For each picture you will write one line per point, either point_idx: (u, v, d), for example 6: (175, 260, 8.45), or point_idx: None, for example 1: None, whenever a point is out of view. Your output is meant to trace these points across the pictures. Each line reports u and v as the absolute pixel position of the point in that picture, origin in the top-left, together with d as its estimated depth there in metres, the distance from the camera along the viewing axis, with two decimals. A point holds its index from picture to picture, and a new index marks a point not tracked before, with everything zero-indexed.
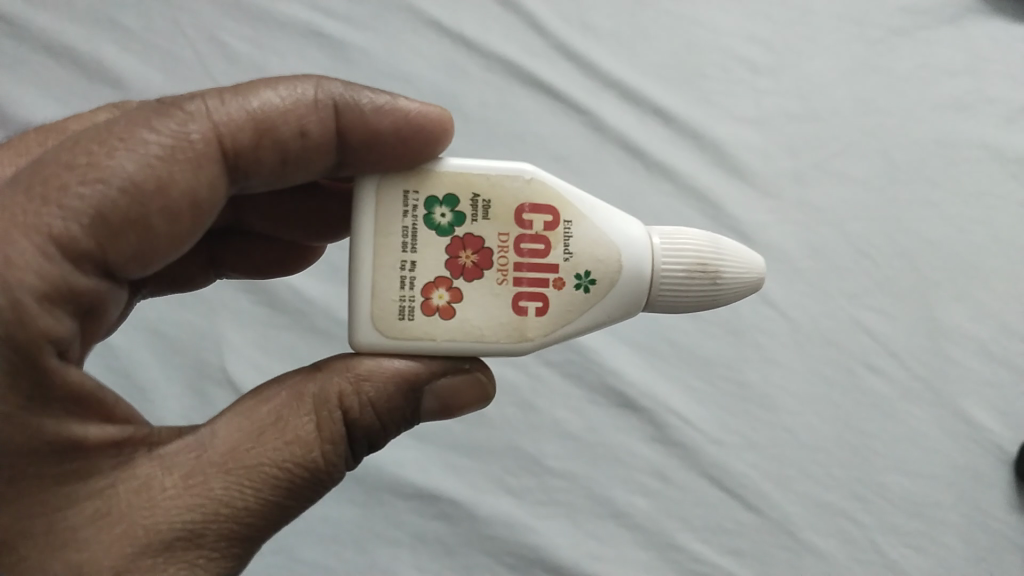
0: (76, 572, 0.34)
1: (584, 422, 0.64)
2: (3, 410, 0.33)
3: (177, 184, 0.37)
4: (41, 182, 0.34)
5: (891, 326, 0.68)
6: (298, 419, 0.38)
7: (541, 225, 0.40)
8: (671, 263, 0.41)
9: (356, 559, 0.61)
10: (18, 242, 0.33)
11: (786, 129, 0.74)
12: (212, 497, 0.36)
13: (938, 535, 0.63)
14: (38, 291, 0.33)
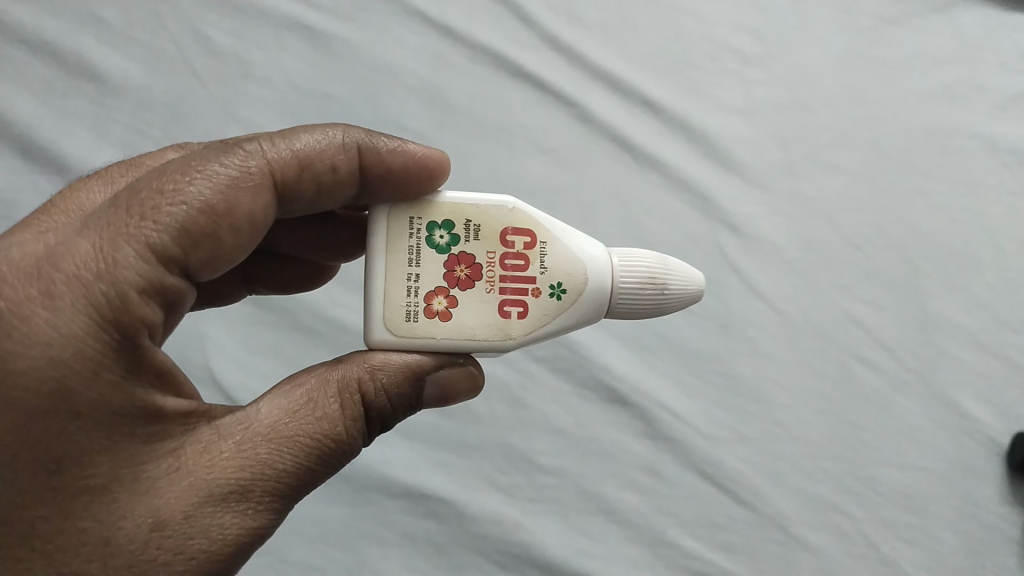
0: (151, 517, 0.34)
1: (574, 418, 0.64)
2: (106, 382, 0.34)
3: (241, 209, 0.37)
4: (132, 202, 0.35)
5: (882, 318, 0.67)
6: (330, 392, 0.38)
7: (514, 241, 0.41)
8: (623, 278, 0.42)
9: (344, 559, 0.60)
10: (121, 248, 0.34)
11: (776, 120, 0.73)
12: (262, 459, 0.36)
13: (931, 528, 0.63)
14: (137, 286, 0.34)
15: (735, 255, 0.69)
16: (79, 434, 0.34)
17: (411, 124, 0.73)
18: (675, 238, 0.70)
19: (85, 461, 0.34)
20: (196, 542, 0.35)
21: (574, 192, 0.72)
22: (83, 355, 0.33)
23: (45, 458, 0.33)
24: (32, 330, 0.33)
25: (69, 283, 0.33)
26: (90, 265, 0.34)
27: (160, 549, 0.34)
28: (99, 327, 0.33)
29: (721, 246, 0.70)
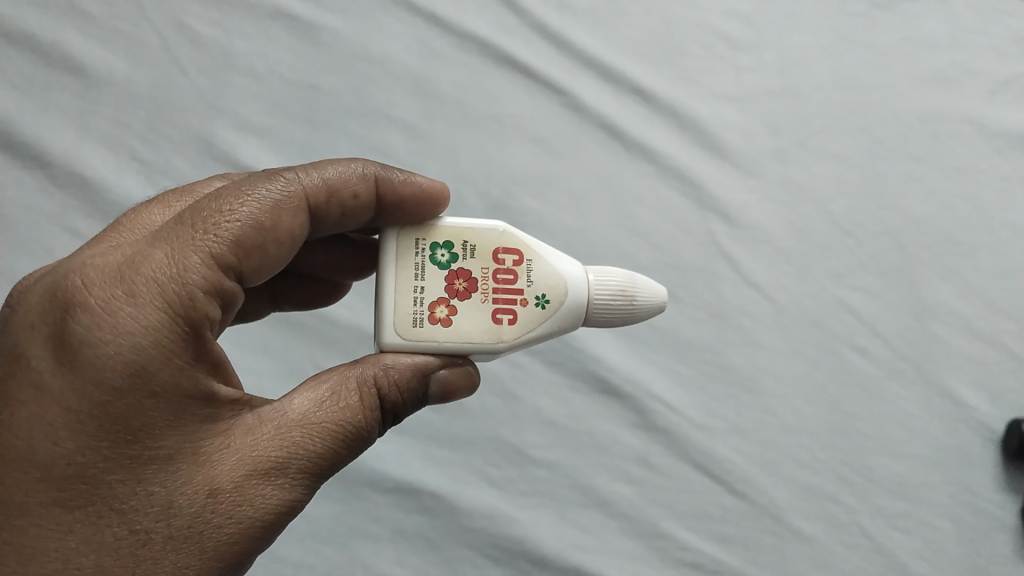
0: (205, 490, 0.35)
1: (567, 411, 0.63)
2: (173, 370, 0.35)
3: (280, 229, 0.39)
4: (195, 217, 0.37)
5: (876, 305, 0.67)
6: (357, 379, 0.39)
7: (499, 254, 0.41)
8: (596, 292, 0.42)
9: (336, 556, 0.59)
10: (187, 256, 0.36)
11: (769, 106, 0.72)
12: (302, 441, 0.37)
13: (926, 517, 0.62)
14: (203, 288, 0.36)
15: (727, 244, 0.69)
16: (152, 409, 0.35)
17: (400, 114, 0.72)
18: (667, 227, 0.70)
19: (153, 433, 0.35)
20: (242, 514, 0.36)
21: (565, 182, 0.71)
22: (159, 347, 0.34)
23: (118, 428, 0.34)
24: (116, 322, 0.34)
25: (146, 282, 0.35)
26: (164, 266, 0.35)
27: (212, 518, 0.35)
28: (174, 325, 0.35)
29: (714, 234, 0.69)
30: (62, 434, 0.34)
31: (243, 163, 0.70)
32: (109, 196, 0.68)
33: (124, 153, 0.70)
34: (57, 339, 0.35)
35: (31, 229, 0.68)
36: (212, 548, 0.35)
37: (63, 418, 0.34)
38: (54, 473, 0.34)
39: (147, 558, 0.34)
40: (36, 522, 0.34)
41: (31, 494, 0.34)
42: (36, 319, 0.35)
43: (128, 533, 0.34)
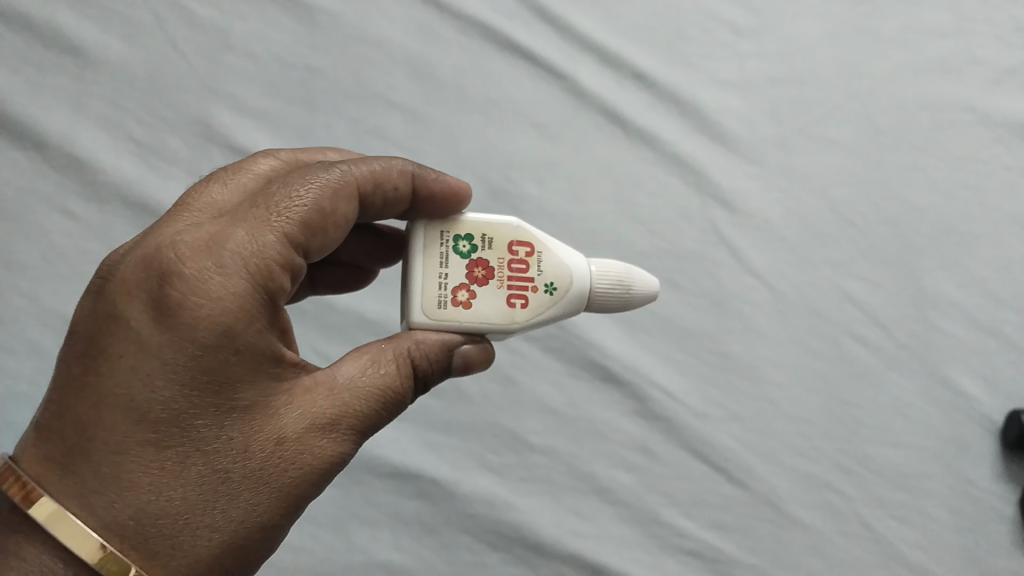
0: (272, 440, 0.38)
1: (567, 398, 0.63)
2: (252, 333, 0.37)
3: (337, 215, 0.41)
4: (268, 201, 0.39)
5: (876, 295, 0.67)
6: (394, 348, 0.40)
7: (509, 247, 0.42)
8: (595, 283, 0.44)
9: (333, 542, 0.59)
10: (265, 236, 0.38)
11: (771, 93, 0.72)
12: (355, 402, 0.39)
13: (925, 506, 0.62)
14: (278, 264, 0.38)
15: (728, 231, 0.68)
16: (235, 366, 0.37)
17: (399, 98, 0.71)
18: (667, 215, 0.69)
19: (235, 387, 0.37)
20: (305, 462, 0.38)
21: (565, 167, 0.70)
22: (243, 311, 0.37)
23: (207, 381, 0.36)
24: (208, 286, 0.37)
25: (233, 254, 0.37)
26: (246, 238, 0.38)
27: (281, 464, 0.38)
28: (255, 294, 0.37)
29: (715, 222, 0.69)
30: (160, 383, 0.36)
31: (241, 146, 0.69)
32: (105, 178, 0.68)
33: (120, 135, 0.69)
34: (153, 299, 0.37)
35: (27, 212, 0.67)
36: (280, 490, 0.38)
37: (161, 369, 0.36)
38: (150, 417, 0.36)
39: (225, 495, 0.37)
40: (133, 461, 0.36)
41: (129, 435, 0.36)
42: (131, 283, 0.38)
43: (211, 472, 0.37)
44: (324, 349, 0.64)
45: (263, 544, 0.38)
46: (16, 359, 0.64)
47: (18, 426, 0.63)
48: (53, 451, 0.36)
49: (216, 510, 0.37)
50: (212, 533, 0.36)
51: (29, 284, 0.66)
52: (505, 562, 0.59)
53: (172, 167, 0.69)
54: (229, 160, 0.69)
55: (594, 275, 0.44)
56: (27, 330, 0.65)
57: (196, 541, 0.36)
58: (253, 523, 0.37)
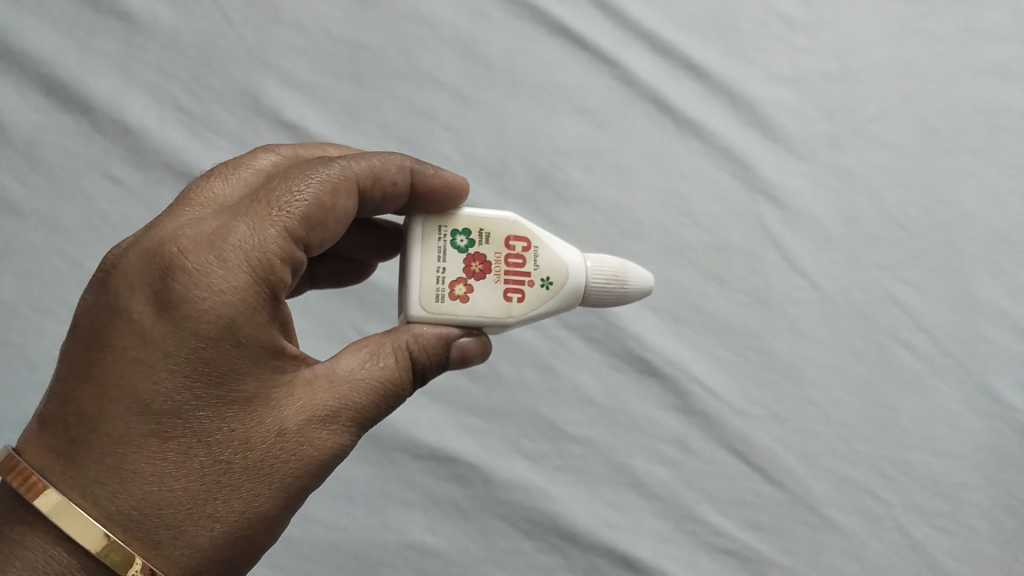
0: (272, 430, 0.37)
1: (605, 388, 0.63)
2: (254, 324, 0.36)
3: (338, 209, 0.40)
4: (270, 196, 0.39)
5: (923, 300, 0.66)
6: (394, 341, 0.40)
7: (505, 242, 0.42)
8: (591, 278, 0.43)
9: (368, 521, 0.59)
10: (266, 230, 0.37)
11: (825, 90, 0.71)
12: (357, 393, 0.38)
13: (963, 516, 0.62)
14: (279, 258, 0.37)
15: (775, 228, 0.67)
16: (237, 358, 0.36)
17: (447, 78, 0.70)
18: (715, 208, 0.68)
19: (236, 378, 0.36)
20: (306, 454, 0.37)
21: (613, 156, 0.70)
22: (245, 304, 0.36)
23: (207, 373, 0.35)
24: (211, 277, 0.36)
25: (238, 247, 0.37)
26: (250, 232, 0.37)
27: (281, 456, 0.37)
28: (259, 287, 0.37)
29: (763, 218, 0.68)
30: (160, 376, 0.35)
31: (288, 120, 0.69)
32: (152, 146, 0.67)
33: (167, 103, 0.68)
34: (156, 291, 0.36)
35: (73, 176, 0.67)
36: (281, 482, 0.37)
37: (161, 362, 0.35)
38: (150, 409, 0.35)
39: (226, 487, 0.36)
40: (133, 451, 0.35)
41: (128, 427, 0.35)
42: (133, 274, 0.37)
43: (212, 463, 0.35)
44: (364, 328, 0.65)
45: (263, 536, 0.37)
46: (59, 324, 0.64)
47: None
48: (50, 444, 0.35)
49: (217, 502, 0.35)
50: (213, 523, 0.35)
51: (73, 249, 0.66)
52: (538, 550, 0.59)
53: (219, 138, 0.68)
54: (277, 134, 0.69)
55: (589, 270, 0.43)
56: (69, 295, 0.65)
57: (198, 534, 0.35)
58: (254, 514, 0.36)
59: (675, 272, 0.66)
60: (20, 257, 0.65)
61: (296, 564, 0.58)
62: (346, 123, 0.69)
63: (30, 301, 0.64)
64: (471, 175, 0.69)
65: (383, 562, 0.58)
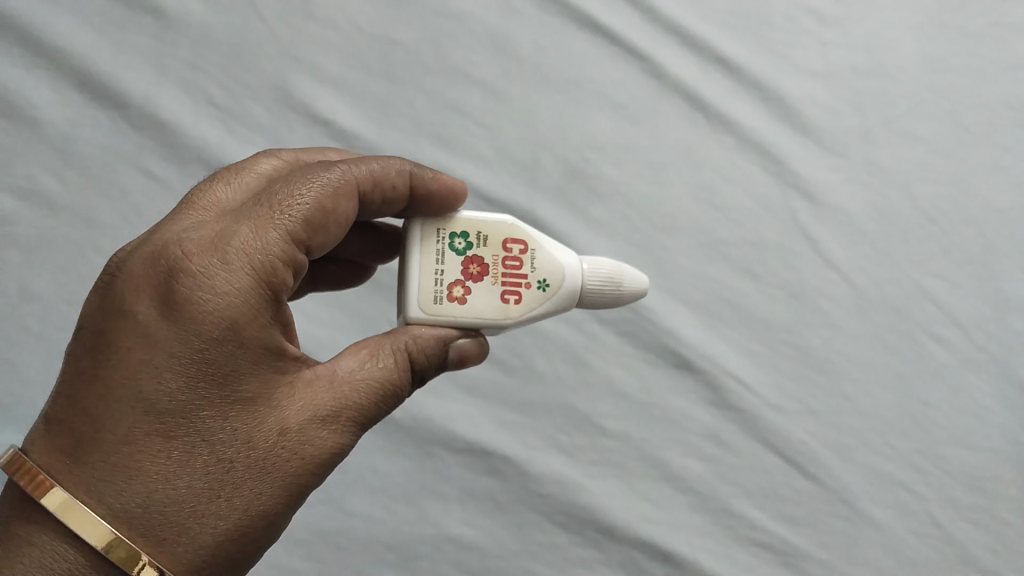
0: (275, 430, 0.37)
1: (639, 382, 0.63)
2: (256, 326, 0.36)
3: (339, 213, 0.40)
4: (271, 200, 0.39)
5: (956, 295, 0.66)
6: (393, 342, 0.40)
7: (503, 244, 0.42)
8: (587, 280, 0.44)
9: (405, 514, 0.59)
10: (268, 233, 0.37)
11: (855, 85, 0.70)
12: (357, 393, 0.38)
13: (998, 510, 0.62)
14: (281, 262, 0.37)
15: (807, 222, 0.67)
16: (239, 359, 0.36)
17: (479, 73, 0.70)
18: (747, 203, 0.68)
19: (239, 378, 0.36)
20: (307, 453, 0.37)
21: (644, 151, 0.69)
22: (247, 305, 0.36)
23: (211, 373, 0.36)
24: (214, 280, 0.36)
25: (240, 250, 0.37)
26: (251, 235, 0.37)
27: (282, 455, 0.37)
28: (260, 288, 0.37)
29: (795, 212, 0.68)
30: (164, 376, 0.35)
31: (320, 115, 0.69)
32: (186, 140, 0.67)
33: (200, 97, 0.68)
34: (160, 292, 0.36)
35: (106, 170, 0.67)
36: (282, 480, 0.37)
37: (166, 363, 0.35)
38: (155, 408, 0.35)
39: (229, 485, 0.36)
40: (138, 451, 0.35)
41: (133, 425, 0.35)
42: (139, 278, 0.37)
43: (216, 462, 0.36)
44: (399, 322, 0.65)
45: (263, 534, 0.37)
46: None
47: None
48: (58, 443, 0.36)
49: (220, 500, 0.36)
50: (216, 521, 0.35)
51: (108, 243, 0.65)
52: (574, 543, 0.60)
53: (252, 132, 0.68)
54: (309, 129, 0.69)
55: (585, 272, 0.44)
56: None
57: (200, 532, 0.35)
58: (256, 512, 0.36)
59: (708, 267, 0.66)
60: (56, 251, 0.65)
61: (334, 557, 0.58)
62: (378, 118, 0.69)
63: (66, 295, 0.64)
64: (504, 170, 0.69)
65: (421, 555, 0.59)
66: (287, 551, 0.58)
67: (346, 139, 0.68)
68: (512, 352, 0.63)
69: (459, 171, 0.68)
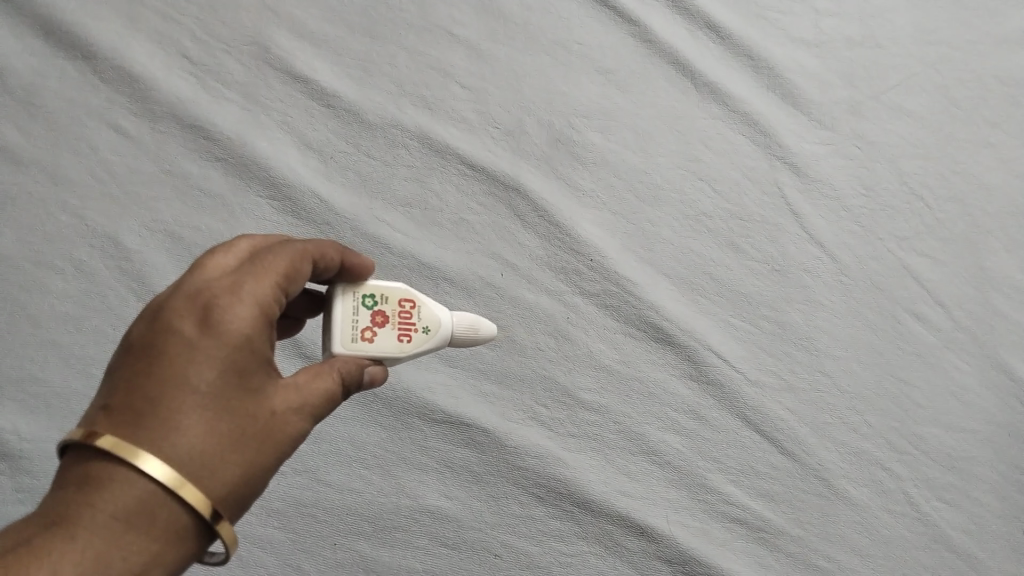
0: (272, 411, 0.40)
1: (619, 356, 0.62)
2: (259, 339, 0.40)
3: (308, 270, 0.44)
4: (264, 251, 0.42)
5: (940, 273, 0.65)
6: (331, 362, 0.43)
7: (396, 302, 0.47)
8: (457, 331, 0.49)
9: (382, 485, 0.59)
10: (265, 277, 0.41)
11: (845, 56, 0.69)
12: (331, 387, 0.42)
13: (971, 490, 0.62)
14: (275, 297, 0.41)
15: (795, 197, 0.66)
16: (249, 358, 0.40)
17: (463, 33, 0.68)
18: (734, 174, 0.67)
19: (249, 373, 0.40)
20: (292, 434, 0.41)
21: (632, 118, 0.68)
22: (258, 322, 0.40)
23: (229, 368, 0.39)
24: (235, 302, 0.40)
25: (252, 285, 0.41)
26: (259, 275, 0.41)
27: (275, 435, 0.40)
28: (262, 315, 0.41)
29: (782, 186, 0.67)
30: (197, 371, 0.39)
31: (298, 71, 0.66)
32: (157, 95, 0.65)
33: (172, 50, 0.66)
34: (196, 310, 0.40)
35: (73, 123, 0.64)
36: (274, 454, 0.41)
37: (202, 361, 0.39)
38: (190, 393, 0.39)
39: (238, 451, 0.39)
40: (177, 421, 0.38)
41: (173, 404, 0.38)
42: (174, 301, 0.41)
43: (231, 433, 0.39)
44: None
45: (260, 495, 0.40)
46: (62, 280, 0.61)
47: (61, 348, 0.60)
48: (115, 418, 0.38)
49: (232, 463, 0.39)
50: (230, 475, 0.39)
51: (74, 200, 0.62)
52: (551, 516, 0.60)
53: (227, 88, 0.66)
54: (286, 85, 0.66)
55: (455, 326, 0.49)
56: (72, 250, 0.61)
57: (218, 486, 0.38)
58: (256, 475, 0.40)
59: (692, 240, 0.65)
60: (21, 209, 0.62)
61: (310, 528, 0.58)
62: (358, 77, 0.67)
63: (31, 256, 0.61)
64: (487, 135, 0.66)
65: (396, 526, 0.58)
66: (262, 521, 0.57)
67: (325, 97, 0.66)
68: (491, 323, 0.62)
69: (442, 134, 0.66)
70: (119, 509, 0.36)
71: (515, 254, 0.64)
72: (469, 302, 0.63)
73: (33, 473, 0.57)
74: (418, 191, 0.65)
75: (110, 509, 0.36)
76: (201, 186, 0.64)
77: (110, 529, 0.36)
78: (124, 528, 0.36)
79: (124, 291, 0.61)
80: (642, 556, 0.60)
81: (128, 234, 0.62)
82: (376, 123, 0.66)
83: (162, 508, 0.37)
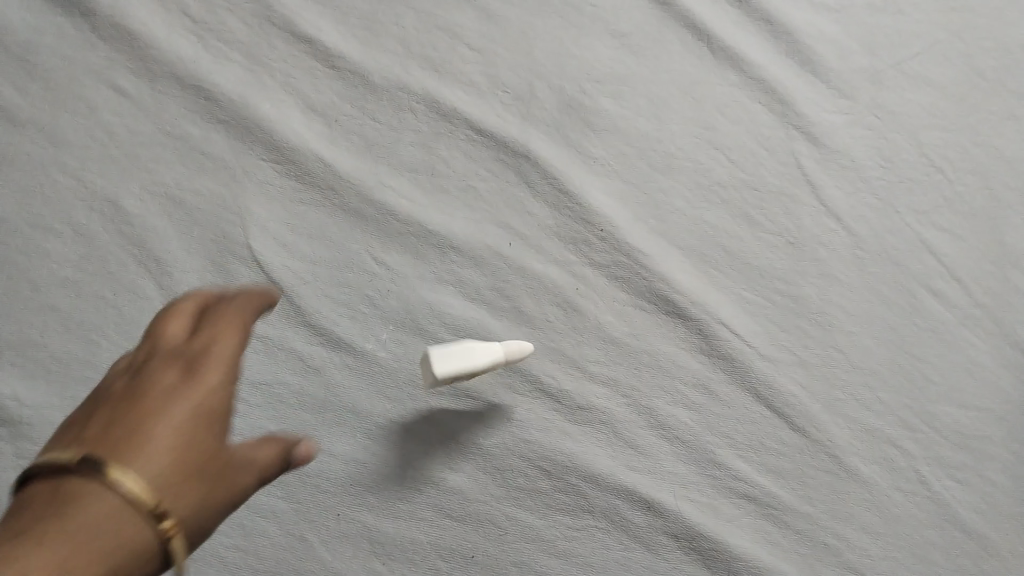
0: (226, 465, 0.43)
1: (628, 329, 0.61)
2: (225, 393, 0.44)
3: (246, 323, 0.48)
4: (213, 313, 0.47)
5: (959, 249, 0.64)
6: (272, 439, 0.46)
7: (447, 352, 0.55)
8: (501, 361, 0.56)
9: (387, 457, 0.58)
10: (229, 336, 0.46)
11: (866, 21, 0.67)
12: (270, 459, 0.45)
13: (983, 469, 0.61)
14: (237, 358, 0.45)
15: (812, 168, 0.65)
16: (216, 403, 0.43)
17: None
18: (750, 144, 0.65)
19: (215, 421, 0.43)
20: (236, 489, 0.43)
21: (644, 84, 0.66)
22: (221, 389, 0.44)
23: (202, 412, 0.43)
24: (207, 367, 0.44)
25: (220, 344, 0.45)
26: (223, 333, 0.46)
27: (226, 482, 0.42)
28: (232, 380, 0.45)
29: (798, 156, 0.65)
30: (171, 407, 0.42)
31: (302, 31, 0.64)
32: (157, 54, 0.63)
33: (173, 7, 0.64)
34: (178, 364, 0.44)
35: (71, 83, 0.62)
36: (223, 504, 0.42)
37: (175, 404, 0.42)
38: (163, 423, 0.41)
39: (194, 485, 0.41)
40: (147, 439, 0.40)
41: (144, 433, 0.40)
42: (156, 360, 0.44)
43: (197, 468, 0.41)
44: (382, 258, 0.61)
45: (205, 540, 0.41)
46: (61, 244, 0.59)
47: (64, 314, 0.59)
48: (86, 447, 0.40)
49: (190, 501, 0.40)
50: (191, 510, 0.40)
51: (73, 162, 0.61)
52: (558, 489, 0.59)
53: (228, 47, 0.64)
54: (289, 45, 0.64)
55: (502, 352, 0.56)
56: (72, 213, 0.60)
57: (180, 513, 0.40)
58: (206, 521, 0.41)
59: (705, 211, 0.64)
60: (18, 170, 0.60)
61: (315, 497, 0.57)
62: (363, 38, 0.65)
63: (29, 218, 0.60)
64: (496, 99, 0.65)
65: (402, 498, 0.58)
66: (268, 490, 0.56)
67: (329, 58, 0.64)
68: (498, 293, 0.61)
69: (449, 98, 0.64)
70: (92, 530, 0.36)
71: (523, 224, 0.62)
72: (476, 271, 0.61)
73: (34, 439, 0.57)
74: (425, 157, 0.63)
75: (80, 530, 0.36)
76: (202, 149, 0.62)
77: (92, 543, 0.36)
78: (96, 550, 0.36)
79: (125, 256, 0.60)
80: (648, 531, 0.59)
81: (129, 198, 0.61)
82: (382, 86, 0.64)
83: (135, 526, 0.37)
